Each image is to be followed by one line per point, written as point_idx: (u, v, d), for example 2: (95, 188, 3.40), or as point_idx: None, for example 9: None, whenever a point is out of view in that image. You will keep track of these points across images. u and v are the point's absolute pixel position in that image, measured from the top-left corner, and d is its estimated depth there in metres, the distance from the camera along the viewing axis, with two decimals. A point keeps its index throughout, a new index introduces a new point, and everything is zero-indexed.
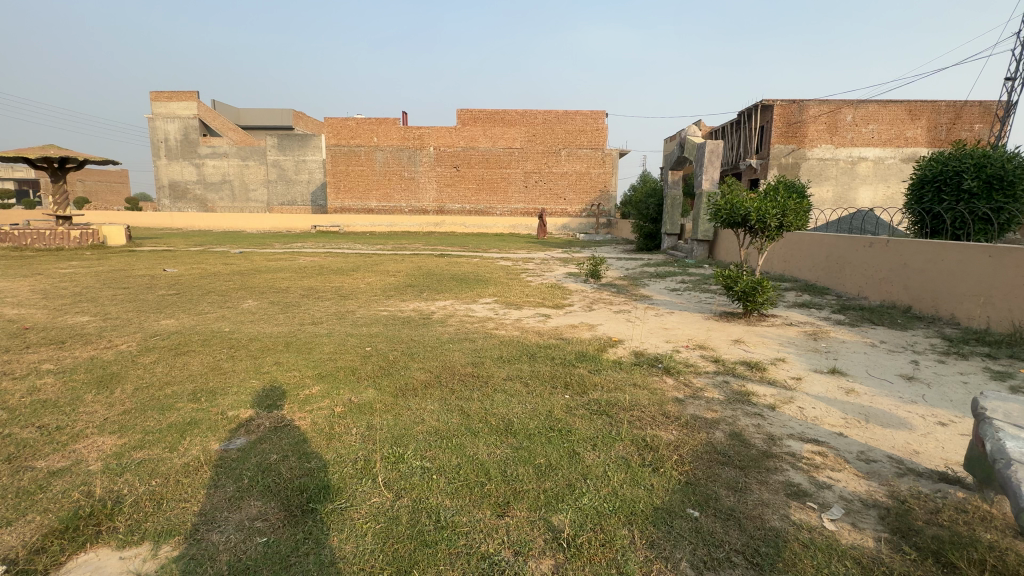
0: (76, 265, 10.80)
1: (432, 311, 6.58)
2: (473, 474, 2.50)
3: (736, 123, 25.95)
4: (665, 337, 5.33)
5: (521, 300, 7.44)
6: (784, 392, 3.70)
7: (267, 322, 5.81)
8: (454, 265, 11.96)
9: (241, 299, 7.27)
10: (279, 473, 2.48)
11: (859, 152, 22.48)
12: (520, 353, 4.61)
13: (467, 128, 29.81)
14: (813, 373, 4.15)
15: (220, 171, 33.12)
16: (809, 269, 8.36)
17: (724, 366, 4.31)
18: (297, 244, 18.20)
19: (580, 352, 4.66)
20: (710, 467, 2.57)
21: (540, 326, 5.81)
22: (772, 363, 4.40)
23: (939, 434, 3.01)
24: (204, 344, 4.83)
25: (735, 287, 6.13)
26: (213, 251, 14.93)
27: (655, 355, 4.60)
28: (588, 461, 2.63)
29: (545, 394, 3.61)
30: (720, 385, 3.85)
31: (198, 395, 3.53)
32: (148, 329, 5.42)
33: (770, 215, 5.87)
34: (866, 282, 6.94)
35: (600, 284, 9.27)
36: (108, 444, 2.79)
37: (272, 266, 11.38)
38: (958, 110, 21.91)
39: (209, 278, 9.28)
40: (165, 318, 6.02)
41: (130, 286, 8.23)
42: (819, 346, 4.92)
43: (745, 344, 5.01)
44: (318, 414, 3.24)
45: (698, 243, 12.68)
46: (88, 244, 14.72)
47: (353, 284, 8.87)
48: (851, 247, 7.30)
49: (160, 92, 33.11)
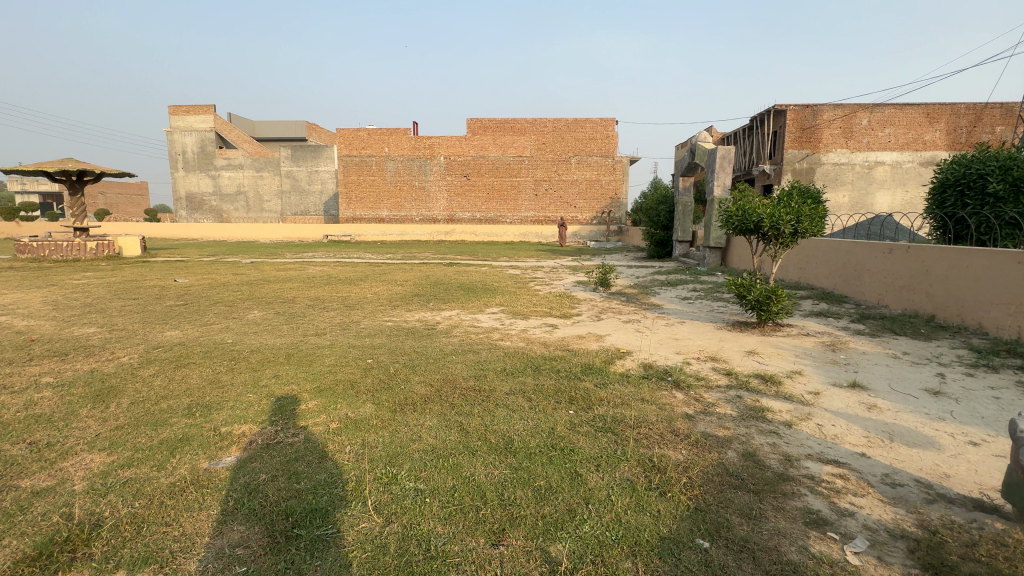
0: (90, 276, 10.95)
1: (437, 322, 6.49)
2: (469, 498, 2.37)
3: (748, 128, 25.69)
4: (675, 348, 5.15)
5: (528, 310, 7.31)
6: (801, 408, 3.51)
7: (270, 334, 5.76)
8: (462, 274, 11.88)
9: (247, 309, 7.26)
10: (265, 495, 2.38)
11: (876, 156, 22.05)
12: (524, 366, 4.46)
13: (477, 137, 30.00)
14: (832, 387, 3.95)
15: (235, 182, 33.69)
16: (826, 276, 8.10)
17: (737, 379, 4.13)
18: (308, 253, 18.29)
19: (587, 364, 4.50)
20: (722, 491, 2.41)
21: (546, 336, 5.67)
22: (788, 376, 4.21)
23: (971, 456, 2.81)
24: (206, 356, 4.79)
25: (748, 296, 5.93)
26: (226, 261, 15.08)
27: (664, 367, 4.43)
28: (591, 483, 2.48)
29: (547, 410, 3.46)
30: (731, 400, 3.68)
31: (192, 411, 3.46)
32: (153, 340, 5.40)
33: (784, 221, 5.68)
34: (886, 290, 6.68)
35: (609, 292, 9.12)
36: (95, 462, 2.72)
37: (281, 276, 11.43)
38: (978, 112, 21.40)
39: (218, 288, 9.32)
40: (170, 329, 6.01)
41: (140, 297, 8.29)
42: (838, 358, 4.70)
43: (759, 356, 4.82)
44: (313, 431, 3.14)
45: (710, 250, 12.45)
46: (104, 255, 14.95)
47: (360, 294, 8.82)
48: (870, 254, 7.06)
49: (178, 106, 33.96)
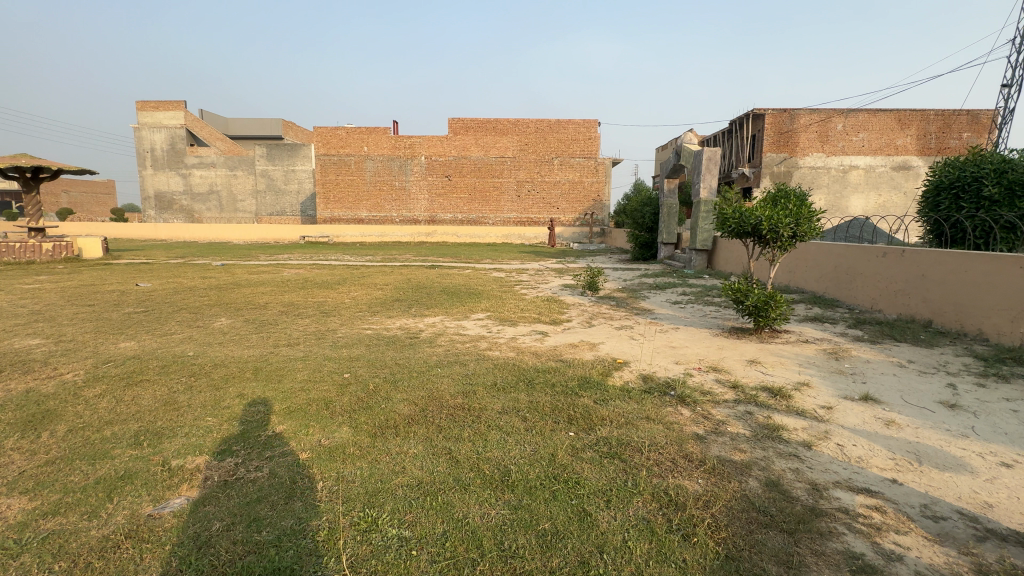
0: (44, 280, 10.14)
1: (419, 329, 6.10)
2: (464, 549, 2.02)
3: (728, 131, 25.92)
4: (673, 357, 4.87)
5: (516, 316, 6.97)
6: (817, 426, 3.25)
7: (237, 345, 5.28)
8: (445, 277, 11.45)
9: (214, 317, 6.72)
10: (218, 552, 2.00)
11: (850, 160, 22.49)
12: (516, 380, 4.11)
13: (459, 137, 29.61)
14: (843, 400, 3.72)
15: (208, 181, 32.49)
16: (817, 280, 7.99)
17: (743, 393, 3.87)
18: (284, 256, 17.57)
19: (583, 377, 4.18)
20: (751, 532, 2.12)
21: (537, 345, 5.33)
22: (796, 389, 3.96)
23: (1008, 480, 2.59)
24: (163, 371, 4.31)
25: (746, 301, 5.72)
26: (194, 263, 14.38)
27: (665, 380, 4.14)
28: (603, 526, 2.16)
29: (545, 433, 3.12)
30: (741, 417, 3.41)
31: (140, 439, 3.01)
32: (103, 353, 4.89)
33: (783, 224, 5.48)
34: (880, 294, 6.57)
35: (597, 296, 8.83)
36: (14, 510, 2.28)
37: (254, 280, 10.86)
38: (946, 118, 21.97)
39: (184, 293, 8.70)
40: (125, 340, 5.48)
41: (96, 304, 7.64)
42: (842, 367, 4.50)
43: (762, 365, 4.58)
44: (280, 463, 2.73)
45: (697, 252, 12.33)
46: (61, 257, 14.09)
47: (338, 299, 8.37)
48: (863, 257, 6.95)
49: (146, 101, 32.67)
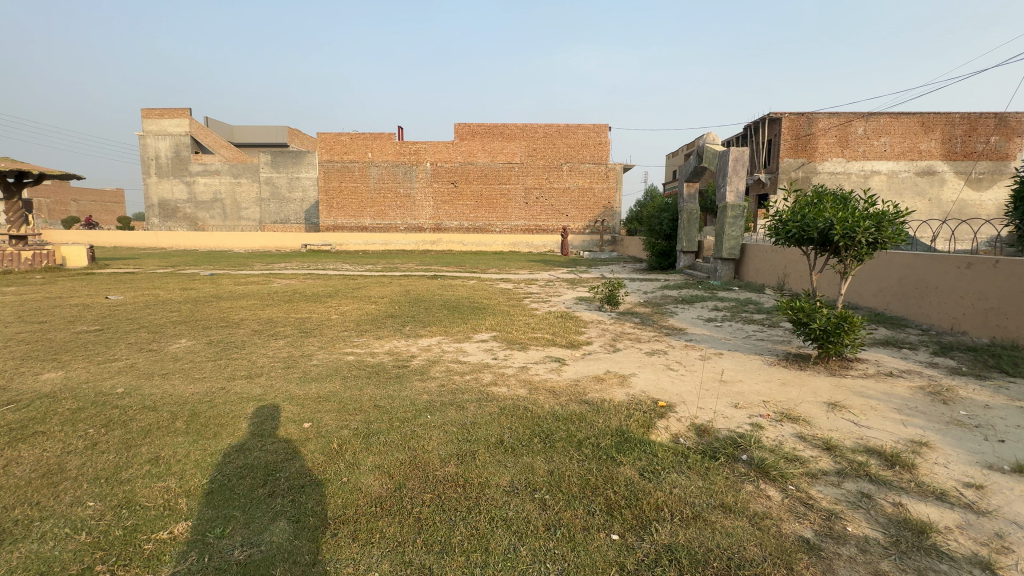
0: (9, 292, 9.26)
1: (410, 355, 5.07)
2: None
3: (744, 136, 24.84)
4: (730, 399, 3.78)
5: (525, 337, 5.93)
6: (980, 526, 2.18)
7: (183, 377, 4.26)
8: (447, 289, 10.39)
9: (172, 340, 5.70)
10: None
11: (872, 165, 21.36)
12: (529, 437, 3.03)
13: (464, 143, 28.59)
14: (989, 474, 2.63)
15: (211, 189, 32.03)
16: (875, 294, 6.90)
17: (845, 459, 2.78)
18: (280, 265, 16.60)
19: (619, 432, 3.10)
20: None
21: (553, 379, 4.28)
22: (913, 452, 2.88)
23: None
24: (69, 420, 3.29)
25: (811, 325, 4.63)
26: (183, 273, 13.51)
27: (729, 436, 3.06)
28: None
29: (575, 537, 2.07)
30: (859, 505, 2.34)
31: None
32: (12, 389, 3.91)
33: (861, 228, 4.36)
34: (964, 313, 5.46)
35: (617, 311, 7.76)
36: None
37: (238, 291, 9.90)
38: (973, 121, 20.71)
39: (153, 308, 7.73)
40: (50, 371, 4.45)
41: (50, 322, 6.67)
42: (958, 416, 3.40)
43: (849, 413, 3.48)
44: None
45: (723, 262, 11.21)
46: (42, 266, 13.25)
47: (323, 315, 7.37)
48: (937, 268, 5.86)
49: (150, 108, 32.34)
